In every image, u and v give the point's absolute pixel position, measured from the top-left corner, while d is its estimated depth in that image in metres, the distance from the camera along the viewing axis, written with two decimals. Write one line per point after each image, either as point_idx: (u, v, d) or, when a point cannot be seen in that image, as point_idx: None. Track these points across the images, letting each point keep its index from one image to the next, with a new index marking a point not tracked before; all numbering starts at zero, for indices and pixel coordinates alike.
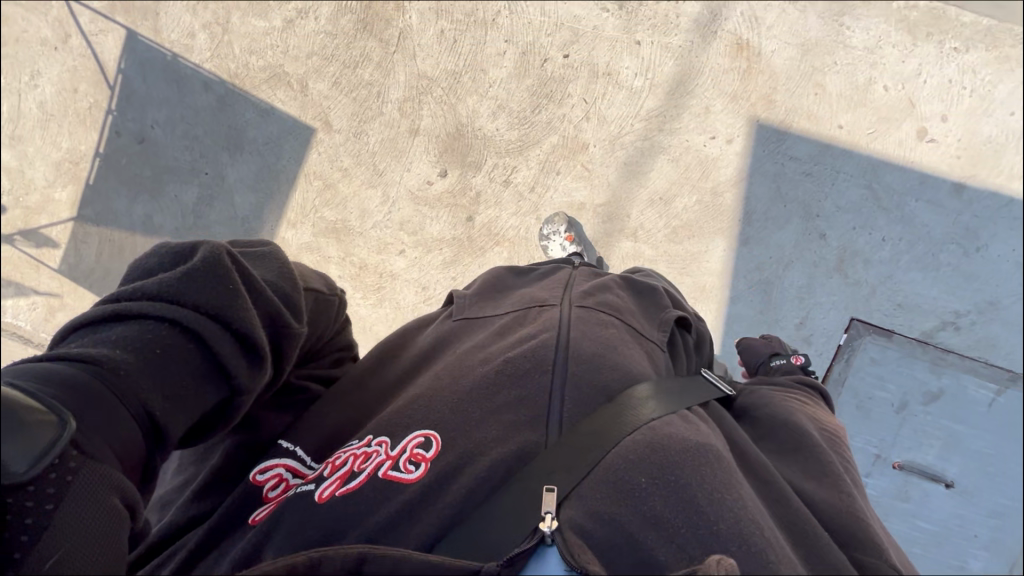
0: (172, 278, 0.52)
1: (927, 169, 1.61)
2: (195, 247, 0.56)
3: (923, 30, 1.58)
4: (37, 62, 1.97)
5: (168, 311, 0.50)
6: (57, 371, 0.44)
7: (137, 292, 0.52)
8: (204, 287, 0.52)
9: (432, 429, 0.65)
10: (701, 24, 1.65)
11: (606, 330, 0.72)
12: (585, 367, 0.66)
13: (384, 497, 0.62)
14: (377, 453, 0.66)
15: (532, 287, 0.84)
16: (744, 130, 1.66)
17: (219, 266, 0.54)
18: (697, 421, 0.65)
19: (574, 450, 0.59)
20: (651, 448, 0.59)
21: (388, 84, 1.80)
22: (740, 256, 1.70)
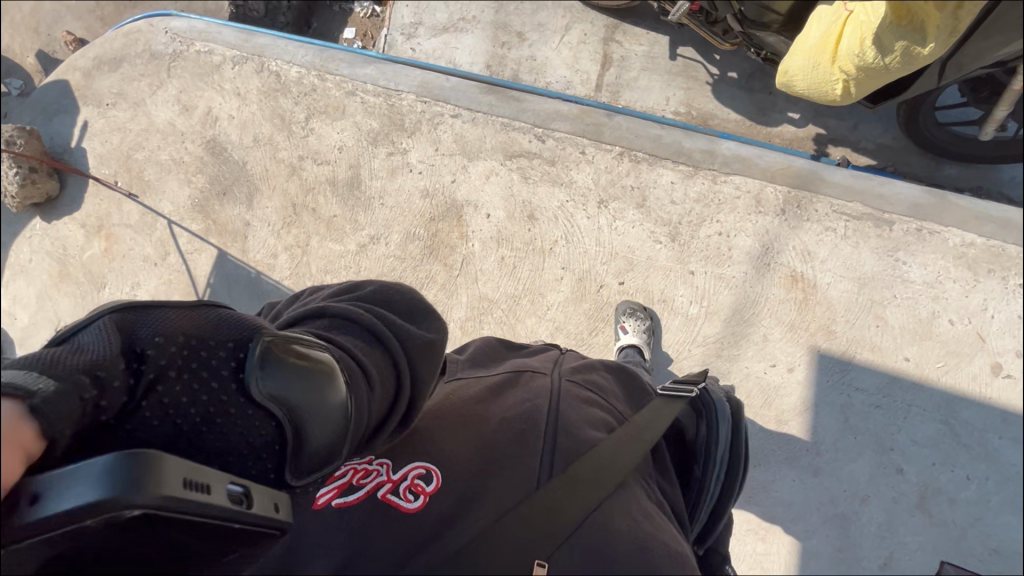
0: (416, 339, 0.76)
1: (1008, 407, 1.56)
2: (429, 321, 0.81)
3: (985, 266, 1.61)
4: (139, 275, 2.18)
5: (374, 329, 0.73)
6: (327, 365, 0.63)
7: (362, 325, 0.73)
8: (427, 360, 0.76)
9: (432, 465, 0.71)
10: (753, 257, 1.71)
11: (595, 409, 0.85)
12: (571, 442, 0.75)
13: (380, 518, 0.65)
14: (377, 472, 0.70)
15: (522, 360, 0.98)
16: (805, 359, 1.66)
17: (440, 350, 0.79)
18: (656, 513, 0.75)
19: (571, 527, 0.65)
20: (630, 542, 0.66)
21: (451, 304, 1.88)
22: (812, 488, 1.62)
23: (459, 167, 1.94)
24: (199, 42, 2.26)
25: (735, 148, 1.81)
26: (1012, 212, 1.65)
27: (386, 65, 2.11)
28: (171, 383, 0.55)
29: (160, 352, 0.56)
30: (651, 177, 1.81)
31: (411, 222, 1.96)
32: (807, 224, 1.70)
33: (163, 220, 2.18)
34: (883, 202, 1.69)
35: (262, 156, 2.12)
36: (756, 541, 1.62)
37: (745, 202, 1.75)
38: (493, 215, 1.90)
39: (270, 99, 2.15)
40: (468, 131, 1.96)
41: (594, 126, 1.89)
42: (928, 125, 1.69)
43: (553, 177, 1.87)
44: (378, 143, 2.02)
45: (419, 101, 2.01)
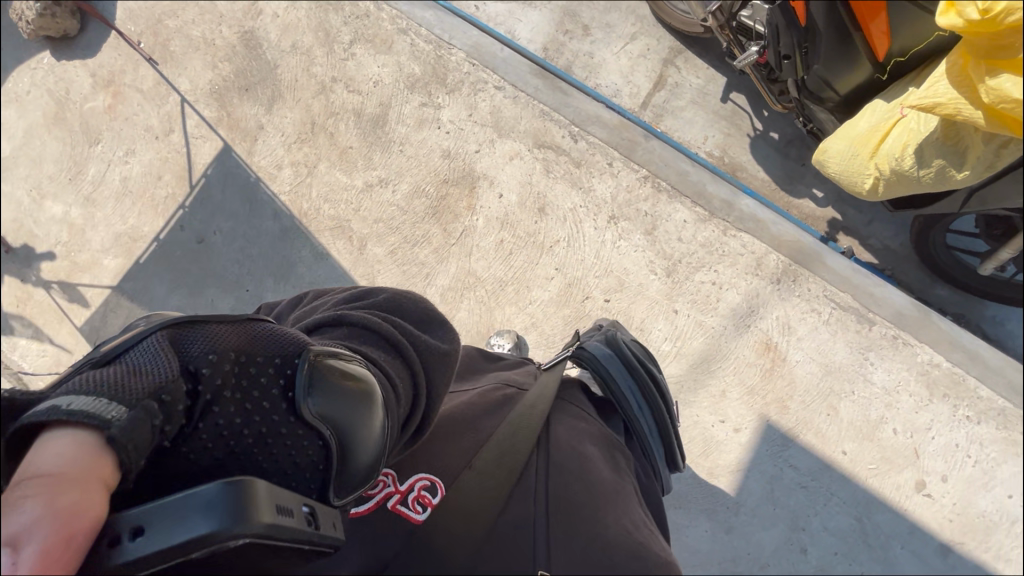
0: (430, 346, 0.78)
1: (918, 522, 1.63)
2: (439, 326, 0.82)
3: (941, 389, 1.67)
4: (136, 143, 2.11)
5: (390, 338, 0.74)
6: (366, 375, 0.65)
7: (380, 334, 0.74)
8: (444, 368, 0.79)
9: (436, 478, 0.76)
10: (737, 315, 1.75)
11: (584, 425, 0.91)
12: (557, 457, 0.80)
13: (393, 528, 0.69)
14: (384, 482, 0.73)
15: (503, 374, 1.04)
16: (752, 425, 1.71)
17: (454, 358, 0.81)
18: (649, 522, 0.79)
19: (562, 547, 0.70)
20: (620, 548, 0.71)
21: (438, 269, 1.88)
22: (721, 544, 1.68)
23: (486, 139, 1.92)
24: None
25: (754, 208, 1.82)
26: (982, 347, 1.71)
27: (446, 15, 2.05)
28: (226, 404, 0.56)
29: (216, 370, 0.56)
30: (666, 210, 1.82)
31: (423, 177, 1.93)
32: (795, 298, 1.74)
33: (176, 95, 2.11)
34: (872, 302, 1.73)
35: (295, 65, 2.06)
36: None
37: (746, 261, 1.77)
38: (505, 196, 1.89)
39: (320, 9, 2.08)
40: (506, 107, 1.93)
41: (628, 142, 1.89)
42: (936, 243, 1.73)
43: (573, 178, 1.87)
44: (414, 89, 1.98)
45: (467, 61, 1.98)
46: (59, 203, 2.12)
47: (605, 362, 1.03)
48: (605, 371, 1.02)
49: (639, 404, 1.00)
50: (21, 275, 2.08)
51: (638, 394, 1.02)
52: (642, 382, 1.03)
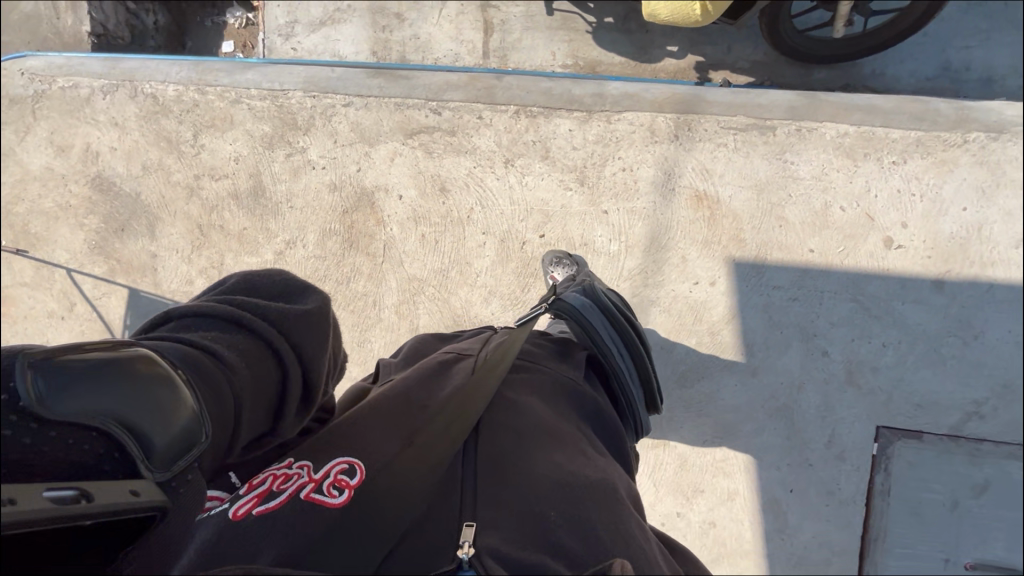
0: (287, 310, 0.65)
1: (905, 273, 1.70)
2: (305, 292, 0.71)
3: (861, 152, 1.74)
4: (47, 333, 2.04)
5: (235, 316, 0.61)
6: (189, 359, 0.55)
7: (218, 315, 0.61)
8: (314, 328, 0.67)
9: (355, 458, 0.73)
10: (659, 185, 1.79)
11: (524, 376, 0.95)
12: (492, 416, 0.83)
13: (304, 518, 0.65)
14: (298, 475, 0.70)
15: (450, 346, 1.04)
16: (723, 272, 1.75)
17: (327, 315, 0.70)
18: (591, 455, 0.83)
19: (491, 497, 0.72)
20: (550, 487, 0.73)
21: (382, 292, 1.88)
22: (753, 388, 1.74)
23: (361, 155, 1.92)
24: (62, 78, 2.09)
25: (623, 88, 1.87)
26: (876, 99, 1.78)
27: (267, 66, 2.03)
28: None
29: None
30: (550, 129, 1.85)
31: (324, 219, 1.92)
32: (700, 144, 1.79)
33: (61, 270, 2.05)
34: (763, 110, 1.79)
35: (156, 183, 2.02)
36: (713, 449, 1.75)
37: (641, 135, 1.81)
38: (405, 195, 1.89)
39: (151, 122, 2.03)
40: (363, 117, 1.93)
41: (486, 90, 1.91)
42: (789, 33, 1.81)
43: (456, 147, 1.88)
44: (274, 146, 1.96)
45: (308, 97, 1.95)
46: None
47: (586, 311, 1.11)
48: (588, 319, 1.09)
49: (620, 350, 1.09)
50: None
51: (616, 338, 1.11)
52: (619, 327, 1.13)
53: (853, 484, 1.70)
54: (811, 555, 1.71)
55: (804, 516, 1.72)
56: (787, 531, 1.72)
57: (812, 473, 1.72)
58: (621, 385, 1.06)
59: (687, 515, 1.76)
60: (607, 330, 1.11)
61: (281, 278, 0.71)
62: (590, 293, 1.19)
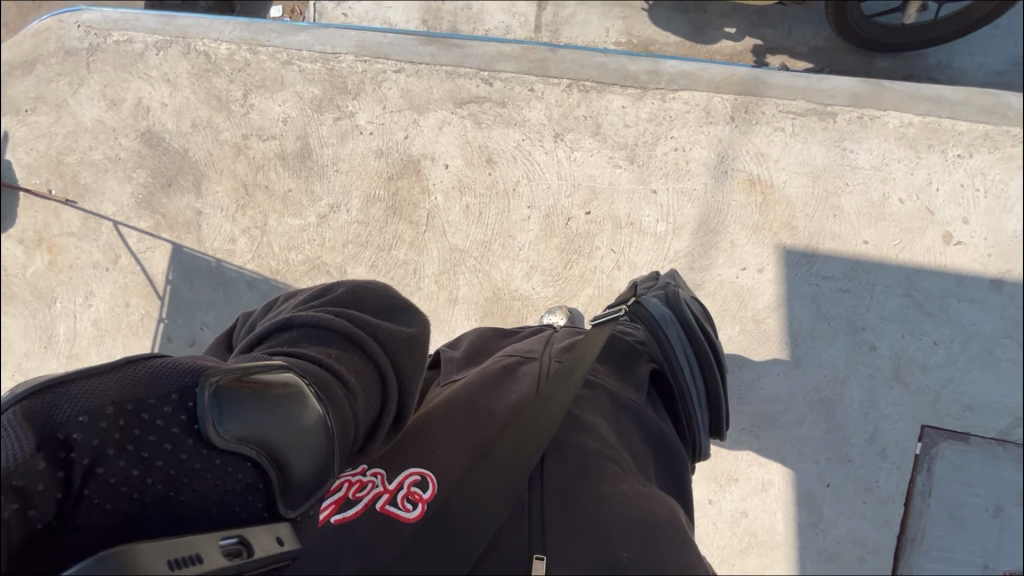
0: (398, 333, 0.76)
1: (962, 271, 1.65)
2: (409, 313, 0.81)
3: (925, 143, 1.69)
4: (91, 284, 2.08)
5: (352, 334, 0.71)
6: (320, 380, 0.64)
7: (335, 330, 0.71)
8: (414, 354, 0.77)
9: (425, 470, 0.74)
10: (711, 167, 1.75)
11: (591, 390, 0.91)
12: (564, 432, 0.80)
13: (382, 531, 0.67)
14: (373, 483, 0.72)
15: (510, 346, 1.03)
16: (773, 259, 1.72)
17: (427, 341, 0.80)
18: (660, 494, 0.78)
19: (560, 524, 0.70)
20: (624, 520, 0.70)
21: (423, 260, 1.88)
22: (795, 379, 1.71)
23: (410, 123, 1.91)
24: (116, 31, 2.12)
25: (679, 66, 1.84)
26: (943, 90, 1.73)
27: (319, 29, 2.03)
28: (113, 459, 0.50)
29: (90, 432, 0.50)
30: (602, 104, 1.82)
31: (369, 185, 1.92)
32: (758, 127, 1.75)
33: (107, 222, 2.08)
34: (824, 96, 1.74)
35: (204, 141, 2.04)
36: (750, 439, 1.73)
37: (695, 115, 1.78)
38: (451, 165, 1.89)
39: (202, 79, 2.04)
40: (413, 84, 1.93)
41: (539, 62, 1.89)
42: (855, 20, 1.76)
43: (506, 119, 1.87)
44: (323, 109, 1.96)
45: (359, 61, 1.95)
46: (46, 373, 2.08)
47: (664, 322, 1.13)
48: (663, 331, 1.11)
49: (691, 367, 1.09)
50: None
51: (689, 354, 1.11)
52: (694, 344, 1.13)
53: (893, 483, 1.67)
54: (844, 552, 1.68)
55: (839, 512, 1.69)
56: (821, 525, 1.69)
57: (850, 469, 1.69)
58: (684, 403, 1.05)
59: (718, 504, 1.74)
60: (681, 346, 1.11)
61: (383, 294, 0.81)
62: (673, 307, 1.20)
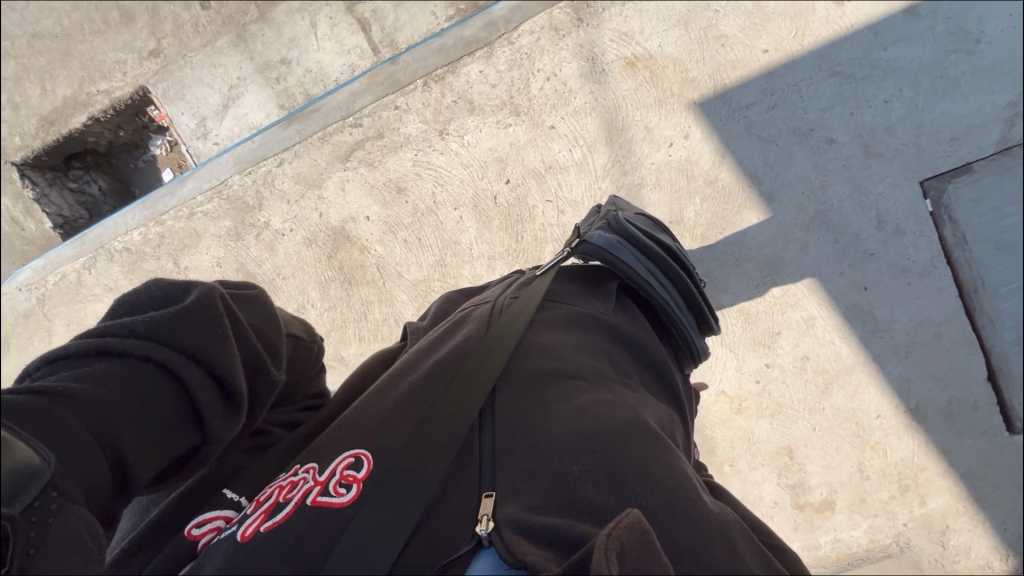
0: (161, 318, 0.63)
1: (871, 20, 1.55)
2: (189, 288, 0.67)
3: None
4: None
5: (132, 348, 0.61)
6: (30, 408, 0.55)
7: (111, 349, 0.61)
8: (196, 330, 0.64)
9: (361, 450, 0.76)
10: (588, 73, 1.71)
11: (556, 311, 0.94)
12: (519, 362, 0.85)
13: (315, 520, 0.70)
14: (305, 480, 0.75)
15: (473, 299, 1.01)
16: (692, 119, 1.66)
17: (213, 305, 0.66)
18: (620, 394, 0.82)
19: (512, 454, 0.75)
20: (573, 433, 0.75)
21: (398, 309, 1.90)
22: (777, 213, 1.63)
23: (316, 200, 1.94)
24: (51, 275, 2.24)
25: (508, 4, 1.79)
26: None
27: (199, 169, 2.10)
28: None
29: None
30: (462, 81, 1.81)
31: (317, 273, 1.96)
32: (606, 13, 1.69)
33: None
34: None
35: None
36: (770, 289, 1.66)
37: (548, 38, 1.74)
38: (371, 214, 1.90)
39: (136, 272, 2.14)
40: (299, 166, 1.96)
41: (389, 79, 1.89)
42: None
43: (391, 145, 1.87)
44: (243, 234, 2.02)
45: (245, 176, 2.01)
46: None
47: (616, 250, 0.97)
48: (620, 260, 0.96)
49: (659, 280, 0.98)
50: None
51: (651, 269, 0.99)
52: (653, 256, 1.00)
53: (925, 251, 1.58)
54: (918, 338, 1.60)
55: (892, 306, 1.61)
56: (882, 328, 1.62)
57: (878, 262, 1.60)
58: (670, 317, 0.98)
59: (778, 363, 1.67)
60: (641, 265, 0.98)
61: (176, 289, 0.67)
62: (615, 227, 1.03)
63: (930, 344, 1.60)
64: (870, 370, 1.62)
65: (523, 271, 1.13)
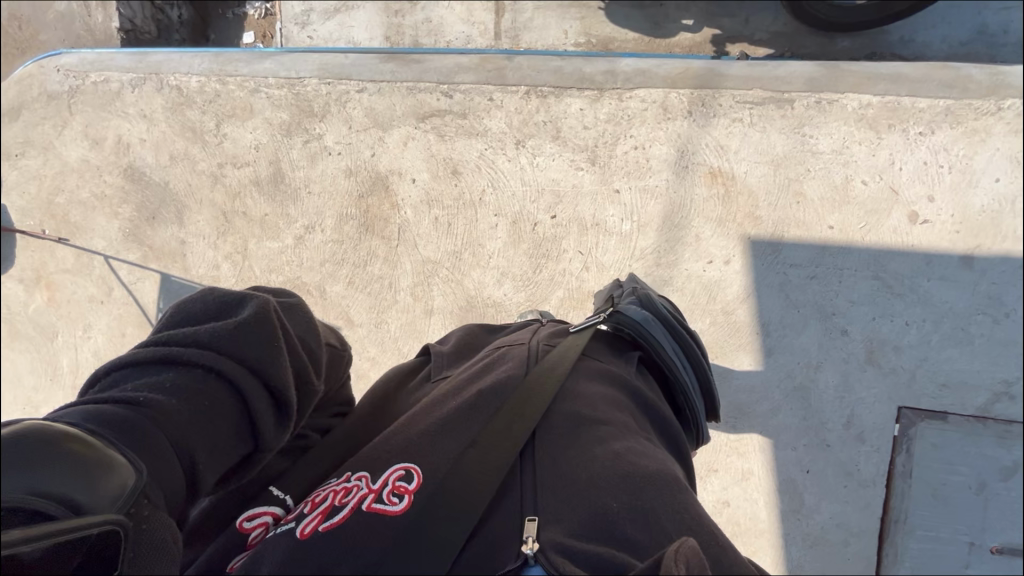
0: (224, 331, 0.66)
1: (929, 249, 1.64)
2: (244, 301, 0.71)
3: (885, 123, 1.66)
4: (87, 317, 2.16)
5: (203, 359, 0.64)
6: (112, 414, 0.56)
7: (181, 361, 0.64)
8: (253, 339, 0.67)
9: (411, 463, 0.76)
10: (672, 163, 1.76)
11: (591, 365, 0.97)
12: (557, 404, 0.87)
13: (371, 527, 0.69)
14: (358, 487, 0.74)
15: (499, 339, 1.07)
16: (739, 250, 1.72)
17: (269, 318, 0.70)
18: (650, 445, 0.82)
19: (551, 490, 0.75)
20: (611, 473, 0.75)
21: (397, 275, 1.92)
22: (768, 368, 1.70)
23: (376, 140, 1.95)
24: (94, 72, 2.18)
25: (635, 64, 1.84)
26: (902, 67, 1.69)
27: (284, 55, 2.08)
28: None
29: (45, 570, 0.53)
30: (561, 108, 1.84)
31: (341, 203, 1.97)
32: (715, 120, 1.74)
33: (99, 257, 2.15)
34: (781, 82, 1.73)
35: (182, 172, 2.09)
36: (728, 428, 1.72)
37: (654, 112, 1.78)
38: (418, 179, 1.91)
39: (176, 113, 2.11)
40: (376, 102, 1.95)
41: (497, 71, 1.90)
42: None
43: (467, 129, 1.89)
44: (292, 134, 2.01)
45: (322, 83, 2.00)
46: (52, 405, 2.17)
47: (649, 325, 1.03)
48: (651, 335, 1.02)
49: (682, 361, 1.04)
50: None
51: (677, 351, 1.05)
52: (679, 338, 1.06)
53: (872, 466, 1.66)
54: (829, 536, 1.68)
55: (821, 497, 1.68)
56: (804, 512, 1.69)
57: (830, 453, 1.68)
58: (686, 398, 1.03)
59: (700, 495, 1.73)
60: (670, 344, 1.04)
61: (231, 302, 0.71)
62: (646, 304, 1.10)
63: (837, 548, 1.67)
64: (776, 543, 1.69)
65: (543, 321, 1.19)
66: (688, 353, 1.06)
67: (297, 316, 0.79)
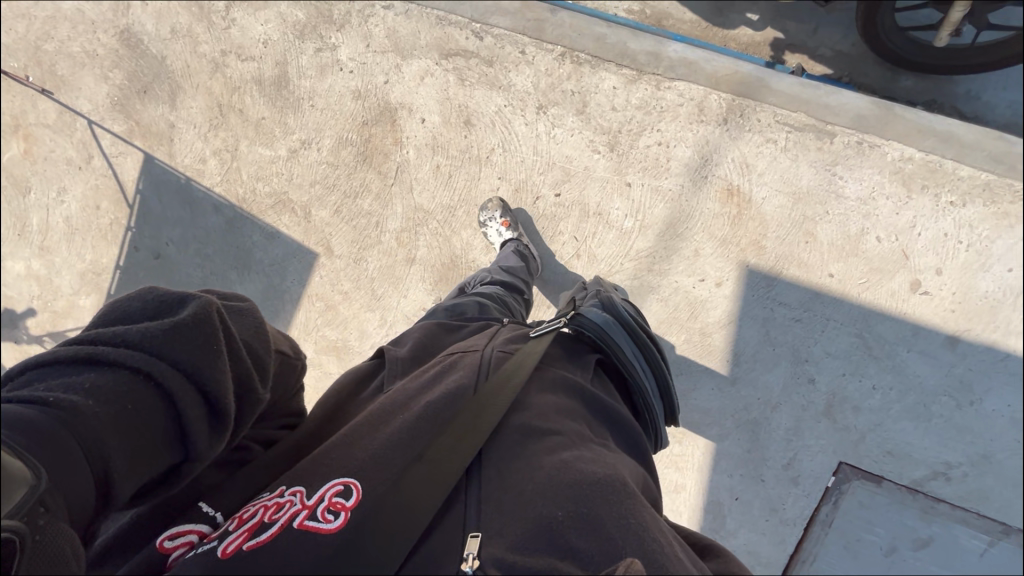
0: (155, 330, 0.61)
1: (920, 321, 1.60)
2: (184, 300, 0.66)
3: (919, 182, 1.57)
4: (63, 179, 2.08)
5: (132, 361, 0.59)
6: (19, 415, 0.52)
7: (106, 361, 0.59)
8: (189, 343, 0.62)
9: (351, 478, 0.72)
10: (691, 170, 1.66)
11: (550, 376, 0.94)
12: (510, 416, 0.85)
13: (301, 546, 0.67)
14: (291, 503, 0.71)
15: (456, 345, 1.04)
16: (734, 274, 1.67)
17: (209, 320, 0.64)
18: (599, 453, 0.81)
19: (498, 503, 0.73)
20: (558, 482, 0.73)
21: (386, 215, 1.85)
22: (728, 397, 1.71)
23: (392, 66, 1.80)
24: None
25: (682, 51, 1.68)
26: (957, 127, 1.58)
27: None
28: None
29: None
30: (593, 82, 1.70)
31: (342, 125, 1.85)
32: (748, 134, 1.64)
33: (81, 119, 2.03)
34: (827, 112, 1.61)
35: (181, 50, 1.94)
36: (672, 442, 1.75)
37: (688, 111, 1.66)
38: (428, 120, 1.79)
39: None
40: (400, 24, 1.80)
41: (536, 22, 1.74)
42: (886, 27, 1.59)
43: (490, 79, 1.75)
44: (304, 35, 1.86)
45: None
46: (17, 260, 2.14)
47: (609, 328, 1.02)
48: (611, 337, 1.01)
49: (642, 365, 1.03)
50: (13, 337, 2.15)
51: (636, 353, 1.04)
52: (638, 342, 1.06)
53: (798, 509, 1.71)
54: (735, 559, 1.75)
55: (741, 523, 1.75)
56: (721, 533, 1.75)
57: (762, 488, 1.73)
58: (644, 401, 1.02)
59: None
60: (629, 347, 1.03)
61: (172, 300, 0.66)
62: (607, 306, 1.10)
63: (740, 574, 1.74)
64: None
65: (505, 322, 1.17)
66: (648, 356, 1.05)
67: (246, 319, 0.74)
